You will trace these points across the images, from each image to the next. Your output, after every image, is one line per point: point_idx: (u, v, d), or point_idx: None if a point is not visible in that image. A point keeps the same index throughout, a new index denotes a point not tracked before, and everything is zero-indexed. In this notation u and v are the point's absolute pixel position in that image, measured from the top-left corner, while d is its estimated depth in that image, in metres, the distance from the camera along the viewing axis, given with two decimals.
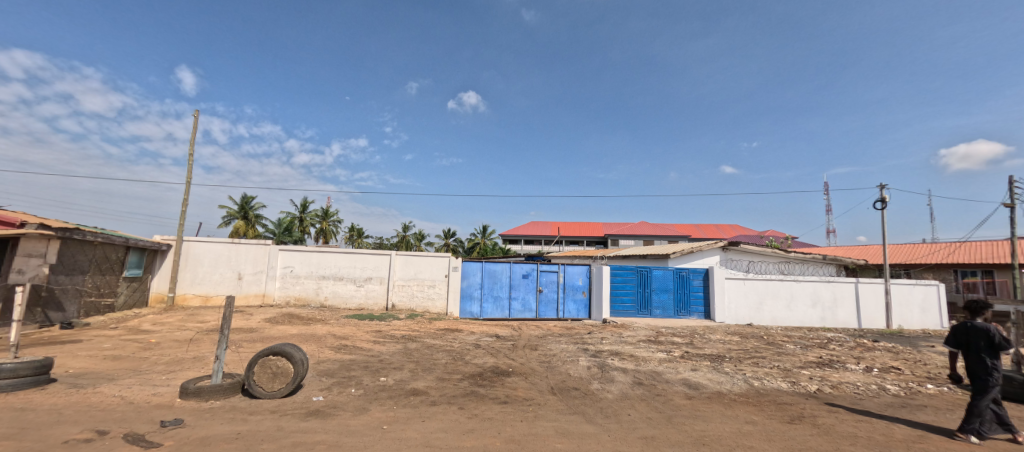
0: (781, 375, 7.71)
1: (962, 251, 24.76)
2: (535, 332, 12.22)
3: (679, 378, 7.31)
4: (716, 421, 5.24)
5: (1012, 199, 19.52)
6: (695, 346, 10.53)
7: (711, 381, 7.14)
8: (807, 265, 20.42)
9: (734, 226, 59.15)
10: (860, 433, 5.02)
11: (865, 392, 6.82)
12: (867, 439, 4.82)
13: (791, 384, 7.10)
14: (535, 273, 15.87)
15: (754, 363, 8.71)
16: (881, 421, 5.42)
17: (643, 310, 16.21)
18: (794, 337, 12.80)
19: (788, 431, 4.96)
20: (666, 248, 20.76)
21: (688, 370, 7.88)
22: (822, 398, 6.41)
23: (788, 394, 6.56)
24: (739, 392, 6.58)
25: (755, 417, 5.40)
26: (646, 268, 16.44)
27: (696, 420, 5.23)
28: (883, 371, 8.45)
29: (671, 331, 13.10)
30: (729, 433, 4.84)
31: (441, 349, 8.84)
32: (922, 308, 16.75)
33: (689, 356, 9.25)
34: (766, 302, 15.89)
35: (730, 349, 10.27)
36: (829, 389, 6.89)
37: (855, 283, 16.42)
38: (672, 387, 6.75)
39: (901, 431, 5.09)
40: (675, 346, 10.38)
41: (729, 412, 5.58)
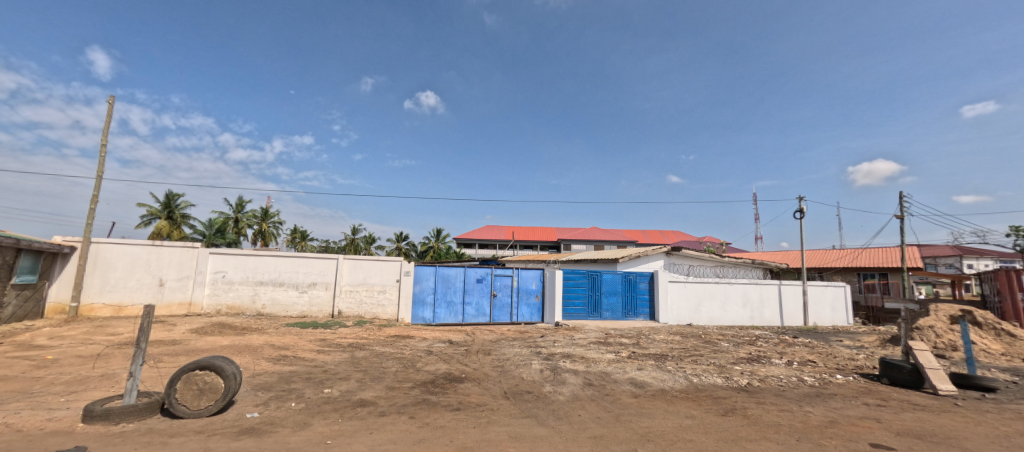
0: (716, 371, 8.15)
1: (869, 254, 27.65)
2: (489, 337, 12.13)
3: (626, 378, 7.52)
4: (660, 417, 5.42)
5: (903, 212, 22.11)
6: (641, 346, 10.94)
7: (656, 380, 7.40)
8: (740, 268, 21.92)
9: (677, 233, 62.63)
10: (783, 421, 5.39)
11: (787, 384, 7.38)
12: (786, 426, 5.21)
13: (725, 379, 7.52)
14: (489, 278, 15.77)
15: (694, 361, 9.17)
16: (800, 410, 5.87)
17: (593, 313, 16.53)
18: (729, 336, 13.61)
19: (723, 423, 5.23)
20: (613, 252, 21.49)
21: (635, 369, 8.14)
22: (752, 391, 6.85)
23: (723, 388, 6.94)
24: (680, 388, 6.88)
25: (694, 412, 5.65)
26: (596, 272, 16.81)
27: (642, 418, 5.38)
28: (802, 365, 9.16)
29: (620, 332, 13.52)
30: (671, 428, 5.02)
31: (391, 357, 8.55)
32: (832, 306, 18.41)
33: (635, 355, 9.56)
34: (704, 303, 16.82)
35: (672, 348, 10.77)
36: (758, 383, 7.37)
37: (779, 285, 17.80)
38: (619, 386, 6.93)
39: (816, 417, 5.54)
40: (622, 347, 10.71)
41: (671, 408, 5.80)
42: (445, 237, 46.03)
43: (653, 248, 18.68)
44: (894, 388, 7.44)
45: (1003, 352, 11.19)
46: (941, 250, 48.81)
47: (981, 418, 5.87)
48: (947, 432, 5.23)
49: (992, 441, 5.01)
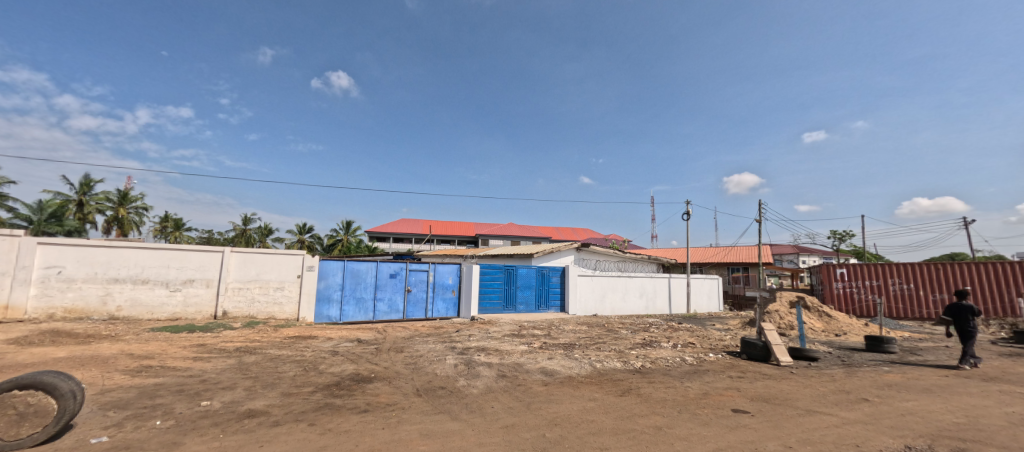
0: (616, 356, 8.74)
1: (740, 252, 31.96)
2: (402, 334, 11.69)
3: (538, 367, 7.72)
4: (567, 402, 5.64)
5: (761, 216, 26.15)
6: (551, 337, 11.34)
7: (564, 367, 7.70)
8: (639, 263, 23.90)
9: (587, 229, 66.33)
10: (668, 396, 5.94)
11: (672, 364, 8.20)
12: (671, 401, 5.74)
13: (623, 363, 8.10)
14: (403, 273, 15.19)
15: (597, 348, 9.73)
16: (682, 386, 6.53)
17: (508, 306, 16.76)
18: (628, 324, 14.77)
19: (621, 402, 5.61)
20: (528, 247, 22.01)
21: (546, 359, 8.39)
22: (645, 372, 7.47)
23: (621, 371, 7.47)
24: (585, 374, 7.25)
25: (597, 394, 5.98)
26: (512, 266, 17.05)
27: (550, 404, 5.55)
28: (685, 347, 10.26)
29: (533, 324, 13.90)
30: (576, 411, 5.24)
31: (289, 360, 7.80)
32: (707, 294, 21.42)
33: (546, 346, 9.88)
34: (608, 295, 18.06)
35: (579, 337, 11.34)
36: (649, 364, 8.07)
37: (669, 278, 19.87)
38: (530, 376, 7.08)
39: (693, 391, 6.23)
40: (534, 338, 10.98)
41: (577, 393, 6.07)
42: (355, 230, 43.50)
43: (566, 244, 19.51)
44: (749, 361, 8.65)
45: (822, 328, 13.70)
46: (785, 248, 57.58)
47: (810, 382, 7.05)
48: (789, 395, 6.18)
49: (819, 400, 6.00)
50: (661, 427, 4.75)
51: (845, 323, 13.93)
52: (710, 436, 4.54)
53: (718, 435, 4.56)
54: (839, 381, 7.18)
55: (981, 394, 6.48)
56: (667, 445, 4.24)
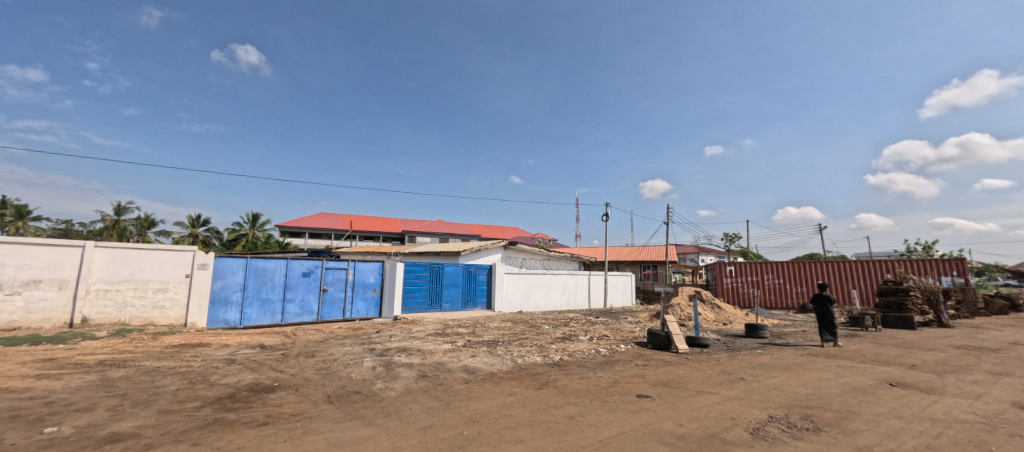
0: (537, 351, 8.92)
1: (653, 252, 34.58)
2: (314, 337, 10.85)
3: (460, 365, 7.57)
4: (487, 398, 5.59)
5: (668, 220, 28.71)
6: (476, 334, 11.27)
7: (486, 364, 7.66)
8: (562, 262, 24.77)
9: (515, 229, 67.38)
10: (583, 387, 6.20)
11: (588, 355, 8.61)
12: (584, 391, 5.99)
13: (543, 357, 8.30)
14: (319, 271, 14.14)
15: (520, 344, 9.87)
16: (595, 376, 6.85)
17: (433, 305, 16.36)
18: (550, 319, 15.22)
19: (539, 395, 5.71)
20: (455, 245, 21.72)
21: (469, 357, 8.29)
22: (562, 365, 7.72)
23: (541, 365, 7.65)
24: (506, 370, 7.28)
25: (517, 389, 6.03)
26: (438, 264, 16.69)
27: (470, 401, 5.46)
28: (600, 339, 10.82)
29: (458, 323, 13.70)
30: (495, 407, 5.21)
31: (171, 373, 6.82)
32: (623, 291, 22.95)
33: (470, 344, 9.78)
34: (533, 292, 18.45)
35: (503, 334, 11.41)
36: (567, 357, 8.39)
37: (589, 275, 20.88)
38: (452, 374, 6.93)
39: (605, 380, 6.57)
40: (458, 336, 10.82)
41: (498, 389, 6.06)
42: (263, 223, 39.78)
43: (493, 243, 19.56)
44: (654, 350, 9.35)
45: (714, 318, 15.23)
46: (688, 249, 64.15)
47: (700, 366, 7.78)
48: (683, 379, 6.76)
49: (704, 381, 6.63)
50: (574, 416, 4.90)
51: (731, 314, 15.79)
52: (617, 420, 4.77)
53: (623, 420, 4.81)
54: (722, 364, 8.01)
55: (826, 368, 7.65)
56: (577, 434, 4.37)
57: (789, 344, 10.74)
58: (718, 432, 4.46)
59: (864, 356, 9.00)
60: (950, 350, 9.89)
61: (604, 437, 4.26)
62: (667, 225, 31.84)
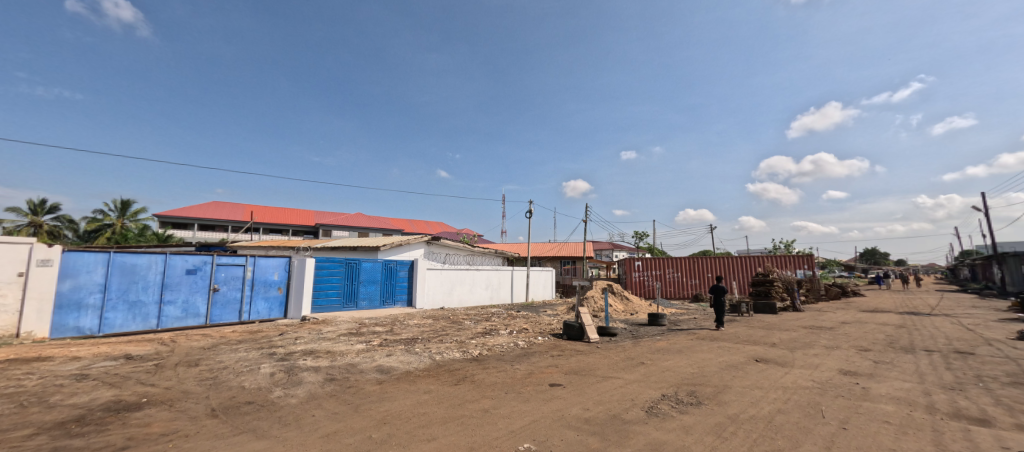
0: (456, 347, 8.98)
1: (572, 248, 36.27)
2: (199, 344, 9.78)
3: (373, 366, 7.35)
4: (400, 398, 5.53)
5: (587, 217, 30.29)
6: (393, 332, 11.00)
7: (402, 363, 7.53)
8: (485, 257, 25.02)
9: (439, 224, 66.46)
10: (499, 380, 6.40)
11: (507, 349, 8.86)
12: (500, 383, 6.18)
13: (462, 352, 8.38)
14: (208, 268, 12.25)
15: (439, 340, 9.84)
16: (511, 369, 7.10)
17: (348, 303, 15.58)
18: (472, 315, 15.33)
19: (455, 391, 5.78)
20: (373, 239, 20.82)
21: (384, 356, 8.08)
22: (481, 360, 7.87)
23: (459, 361, 7.72)
24: (423, 367, 7.24)
25: (432, 386, 6.04)
26: (355, 260, 15.92)
27: (380, 402, 5.34)
28: (519, 333, 11.17)
29: (374, 321, 13.22)
30: (407, 406, 5.17)
31: (3, 395, 5.72)
32: (544, 285, 23.82)
33: (386, 342, 9.51)
34: (455, 288, 18.40)
35: (423, 331, 11.28)
36: (486, 351, 8.56)
37: (512, 270, 21.41)
38: (363, 376, 6.71)
39: (521, 372, 6.83)
40: (374, 335, 10.45)
41: (412, 387, 6.01)
42: (136, 212, 34.87)
43: (416, 237, 19.09)
44: (568, 341, 9.88)
45: (623, 308, 16.50)
46: (605, 245, 68.14)
47: (608, 353, 8.41)
48: (592, 366, 7.26)
49: (611, 367, 7.19)
50: (487, 409, 5.04)
51: (637, 304, 17.30)
52: (528, 410, 5.00)
53: (534, 409, 5.06)
54: (626, 351, 8.71)
55: (711, 349, 8.69)
56: (490, 426, 4.51)
57: (683, 330, 11.99)
58: (619, 413, 4.89)
59: (740, 338, 10.38)
60: (803, 330, 11.78)
61: (515, 427, 4.45)
62: (586, 222, 33.58)
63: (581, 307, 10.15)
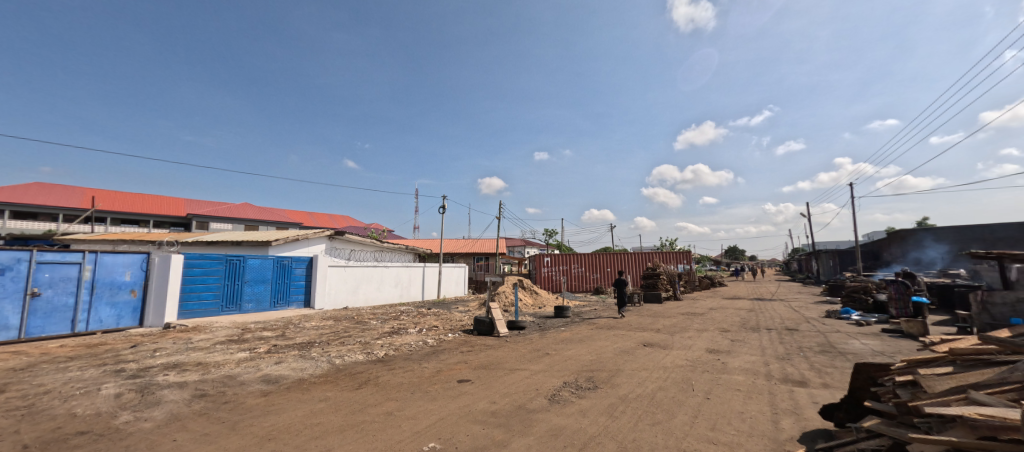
0: (359, 349, 8.61)
1: (484, 245, 36.68)
2: (6, 362, 7.65)
3: (257, 377, 6.69)
4: (290, 409, 5.16)
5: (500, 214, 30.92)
6: (285, 337, 10.16)
7: (294, 370, 7.01)
8: (395, 253, 24.19)
9: (345, 217, 62.65)
10: (404, 380, 6.32)
11: (415, 348, 8.73)
12: (406, 384, 6.10)
13: (366, 354, 8.07)
14: (23, 267, 8.98)
15: (340, 343, 9.34)
16: (419, 368, 7.03)
17: (229, 306, 13.54)
18: (378, 314, 14.77)
19: (355, 396, 5.58)
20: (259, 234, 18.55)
21: (272, 364, 7.42)
22: (387, 361, 7.67)
23: (361, 363, 7.44)
24: (319, 373, 6.85)
25: (329, 393, 5.75)
26: (238, 257, 13.97)
27: (264, 417, 4.92)
28: (429, 330, 11.05)
29: (261, 325, 12.02)
30: (296, 418, 4.85)
31: None
32: (456, 281, 23.75)
33: (275, 349, 8.72)
34: (361, 286, 17.50)
35: (321, 333, 10.59)
36: (393, 352, 8.35)
37: (423, 267, 21.06)
38: (245, 388, 6.10)
39: (429, 371, 6.80)
40: (261, 342, 9.51)
41: (306, 396, 5.66)
42: None
43: (315, 232, 17.72)
44: (478, 336, 10.00)
45: (532, 302, 17.19)
46: (516, 242, 69.96)
47: (516, 346, 8.72)
48: (500, 360, 7.49)
49: (518, 359, 7.49)
50: (391, 412, 4.96)
51: (545, 298, 18.15)
52: (434, 409, 5.03)
53: (441, 407, 5.09)
54: (533, 342, 9.11)
55: (608, 337, 9.44)
56: (393, 429, 4.45)
57: (585, 320, 12.84)
58: (523, 404, 5.13)
59: (633, 325, 11.45)
60: (681, 316, 13.37)
61: (421, 428, 4.45)
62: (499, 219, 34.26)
63: (491, 302, 10.34)
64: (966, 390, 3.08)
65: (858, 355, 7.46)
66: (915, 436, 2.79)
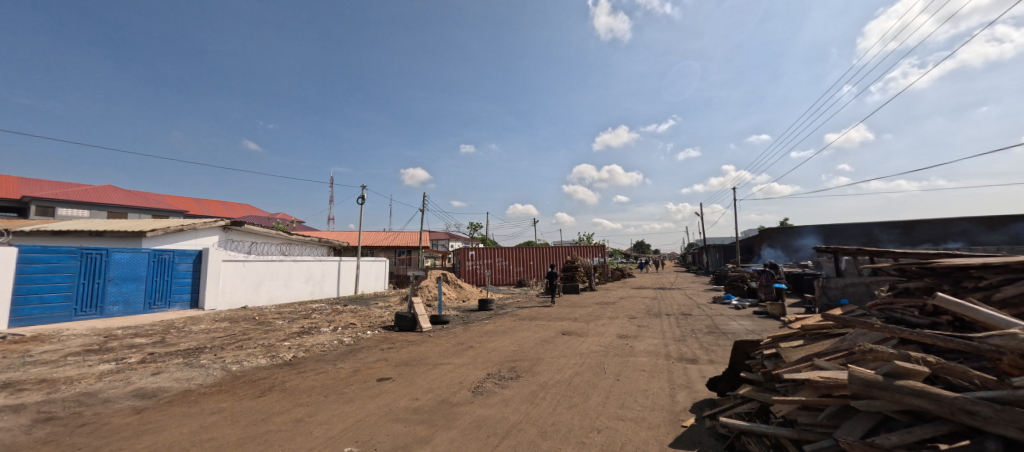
0: (262, 352, 7.95)
1: (405, 238, 35.68)
2: None
3: (128, 391, 5.84)
4: (172, 427, 4.62)
5: (423, 207, 30.29)
6: (167, 343, 9.02)
7: (178, 382, 6.26)
8: (306, 247, 22.53)
9: (244, 206, 56.85)
10: (316, 383, 6.01)
11: (329, 348, 8.28)
12: (319, 387, 5.79)
13: (270, 358, 7.50)
14: None
15: (238, 347, 8.54)
16: (334, 369, 6.70)
17: (85, 309, 11.38)
18: (285, 313, 13.70)
19: (257, 405, 5.18)
20: (130, 224, 15.88)
21: (148, 376, 6.53)
22: (295, 364, 7.20)
23: (264, 369, 6.89)
24: (211, 383, 6.22)
25: (224, 405, 5.27)
26: (100, 251, 11.81)
27: (138, 438, 4.35)
28: (345, 328, 10.53)
29: (132, 332, 10.27)
30: (181, 436, 4.37)
31: None
32: (375, 276, 22.81)
33: (152, 358, 7.65)
34: (264, 282, 16.03)
35: (213, 338, 9.57)
36: (302, 354, 7.84)
37: (338, 262, 19.99)
38: (110, 406, 5.31)
39: (344, 371, 6.52)
40: (132, 350, 8.29)
41: (194, 410, 5.11)
42: None
43: (203, 222, 15.74)
44: (400, 332, 9.76)
45: (456, 295, 17.16)
46: (439, 235, 68.98)
47: (440, 341, 8.68)
48: (423, 355, 7.42)
49: (441, 354, 7.47)
50: (301, 418, 4.70)
51: (469, 291, 18.24)
52: (350, 411, 4.85)
53: (358, 408, 4.92)
54: (458, 336, 9.13)
55: (530, 328, 9.74)
56: (303, 437, 4.23)
57: (508, 312, 13.11)
58: (447, 397, 5.16)
59: (552, 315, 11.95)
60: (594, 305, 14.24)
61: (335, 432, 4.28)
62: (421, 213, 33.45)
63: (414, 297, 10.15)
64: (811, 357, 3.76)
65: (736, 334, 8.62)
66: (776, 398, 3.34)
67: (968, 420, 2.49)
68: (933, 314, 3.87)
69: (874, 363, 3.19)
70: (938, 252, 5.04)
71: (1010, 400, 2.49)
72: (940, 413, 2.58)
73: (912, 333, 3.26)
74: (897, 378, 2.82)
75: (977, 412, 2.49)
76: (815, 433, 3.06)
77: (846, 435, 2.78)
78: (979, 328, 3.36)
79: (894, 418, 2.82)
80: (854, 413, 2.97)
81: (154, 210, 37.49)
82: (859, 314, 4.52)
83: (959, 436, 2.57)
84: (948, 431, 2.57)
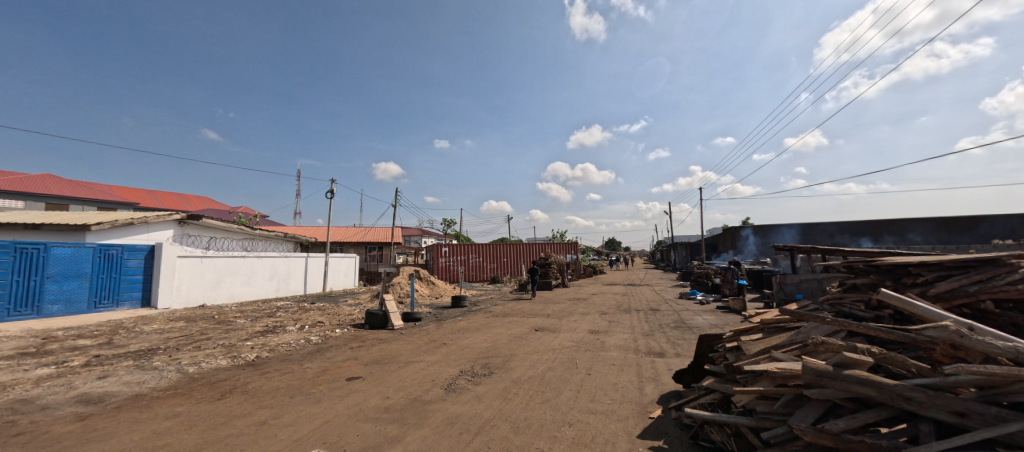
0: (222, 353, 7.65)
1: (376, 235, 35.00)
2: None
3: (71, 397, 5.52)
4: (123, 433, 4.42)
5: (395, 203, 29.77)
6: (115, 345, 8.56)
7: (128, 385, 5.96)
8: (270, 242, 21.79)
9: (202, 198, 54.29)
10: (280, 383, 5.85)
11: (294, 347, 8.06)
12: (284, 388, 5.64)
13: (231, 359, 7.24)
14: None
15: (195, 347, 8.20)
16: (300, 369, 6.53)
17: (20, 309, 10.66)
18: (247, 311, 13.23)
19: (217, 408, 5.00)
20: (73, 216, 14.92)
21: (95, 380, 6.19)
22: (258, 364, 6.98)
23: (225, 370, 6.64)
24: (165, 386, 5.94)
25: (181, 408, 5.06)
26: (37, 246, 11.12)
27: (84, 447, 4.13)
28: (312, 327, 10.26)
29: (75, 333, 9.66)
30: (132, 443, 4.18)
31: None
32: (345, 273, 22.32)
33: (98, 361, 7.23)
34: (224, 279, 15.40)
35: (168, 338, 9.14)
36: (266, 354, 7.60)
37: (305, 258, 19.43)
38: (50, 413, 5.00)
39: (311, 371, 6.37)
40: (75, 353, 7.80)
41: (147, 415, 4.89)
42: None
43: (156, 215, 14.97)
44: (370, 330, 9.59)
45: (428, 292, 17.01)
46: (411, 230, 68.00)
47: (411, 339, 8.57)
48: (394, 353, 7.33)
49: (413, 352, 7.40)
50: (265, 421, 4.57)
51: (442, 288, 18.12)
52: (318, 412, 4.76)
53: (326, 409, 4.83)
54: (429, 333, 9.06)
55: (502, 325, 9.77)
56: (268, 440, 4.12)
57: (480, 309, 13.09)
58: (418, 395, 5.13)
59: (525, 311, 12.01)
60: (566, 302, 14.39)
61: (301, 434, 4.20)
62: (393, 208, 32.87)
63: (385, 295, 9.98)
64: (769, 350, 3.94)
65: (701, 329, 8.92)
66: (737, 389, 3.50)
67: (906, 406, 2.69)
68: (876, 308, 4.15)
69: (825, 354, 3.39)
70: (883, 251, 5.39)
71: (941, 386, 2.71)
72: (882, 399, 2.77)
73: (858, 326, 3.47)
74: (845, 368, 3.00)
75: (914, 398, 2.69)
76: (772, 421, 3.23)
77: (799, 422, 2.94)
78: (916, 321, 3.62)
79: (841, 404, 3.01)
80: (806, 401, 3.14)
81: (101, 202, 35.30)
82: (812, 308, 4.77)
83: (898, 420, 2.78)
84: (889, 415, 2.77)
